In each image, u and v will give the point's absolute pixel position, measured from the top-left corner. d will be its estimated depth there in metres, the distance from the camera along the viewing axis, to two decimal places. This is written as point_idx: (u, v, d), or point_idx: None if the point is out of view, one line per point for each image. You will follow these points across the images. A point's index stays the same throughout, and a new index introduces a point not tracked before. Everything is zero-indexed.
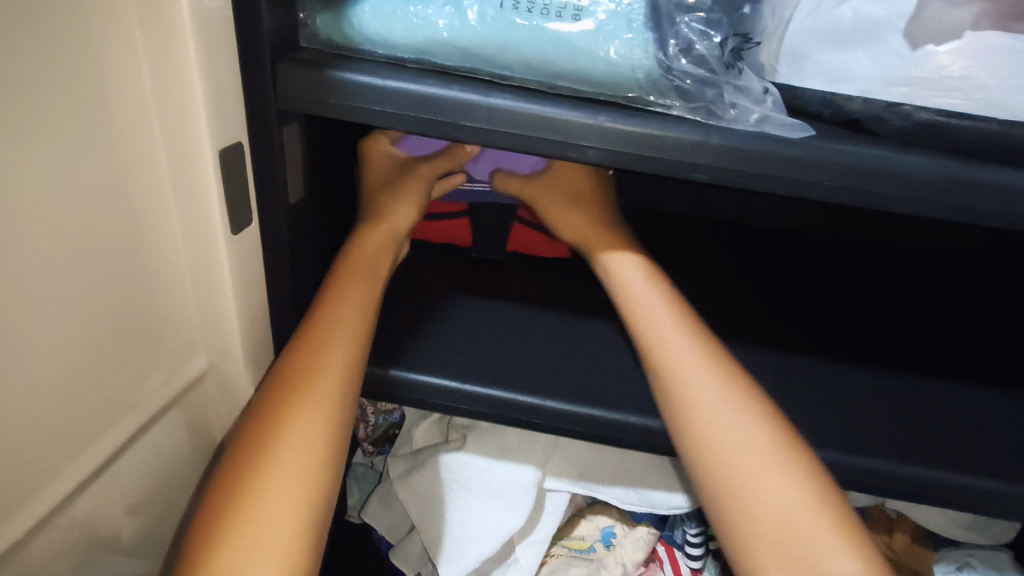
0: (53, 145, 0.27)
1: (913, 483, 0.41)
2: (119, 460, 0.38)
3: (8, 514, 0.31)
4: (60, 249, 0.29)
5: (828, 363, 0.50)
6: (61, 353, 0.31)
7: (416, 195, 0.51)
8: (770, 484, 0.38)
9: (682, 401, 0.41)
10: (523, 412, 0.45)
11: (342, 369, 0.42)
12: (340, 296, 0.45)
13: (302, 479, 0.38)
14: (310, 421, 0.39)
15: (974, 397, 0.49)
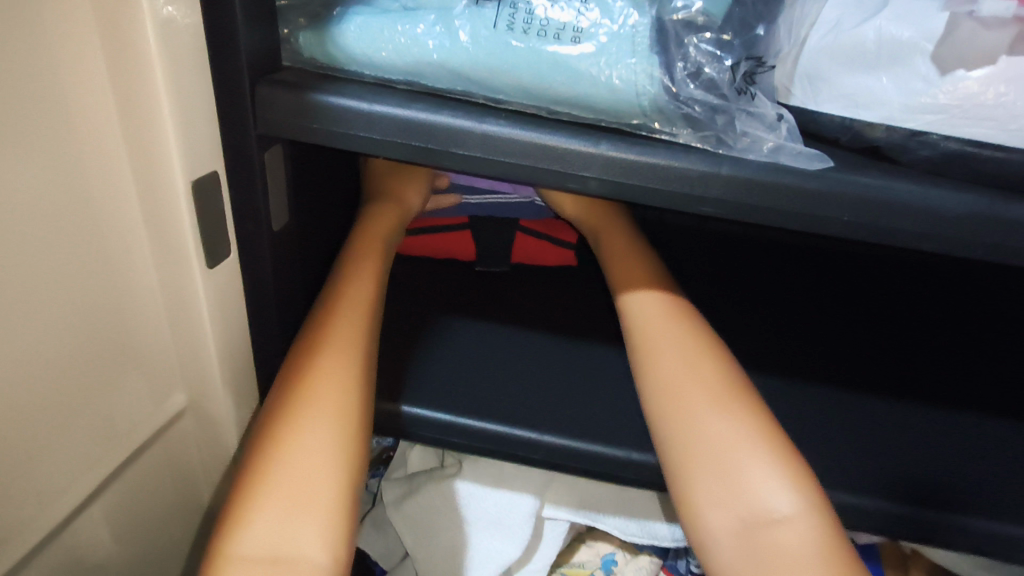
0: (14, 186, 0.25)
1: (928, 524, 0.40)
2: (92, 506, 0.36)
3: None
4: (23, 293, 0.27)
5: (843, 393, 0.48)
6: (25, 401, 0.29)
7: (423, 180, 0.54)
8: (718, 423, 0.38)
9: (644, 338, 0.42)
10: (518, 445, 0.43)
11: (360, 329, 0.41)
12: (353, 267, 0.44)
13: (338, 433, 0.37)
14: (336, 365, 0.39)
15: (990, 428, 0.46)
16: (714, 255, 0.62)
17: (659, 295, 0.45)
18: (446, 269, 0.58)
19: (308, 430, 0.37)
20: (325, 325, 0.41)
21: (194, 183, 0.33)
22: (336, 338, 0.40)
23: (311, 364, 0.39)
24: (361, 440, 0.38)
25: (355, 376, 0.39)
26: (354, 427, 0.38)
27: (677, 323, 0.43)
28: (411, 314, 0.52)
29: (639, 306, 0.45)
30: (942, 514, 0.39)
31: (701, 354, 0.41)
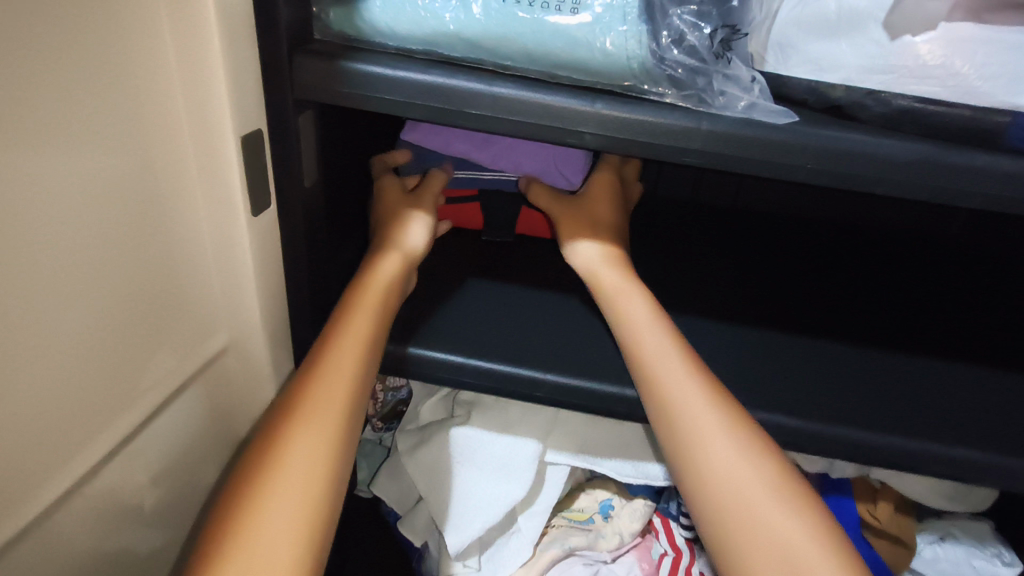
0: (94, 132, 0.30)
1: (891, 448, 0.44)
2: (148, 426, 0.40)
3: (52, 471, 0.33)
4: (96, 225, 0.31)
5: (820, 340, 0.53)
6: (97, 323, 0.33)
7: (427, 219, 0.53)
8: (762, 507, 0.38)
9: (672, 414, 0.42)
10: (525, 384, 0.48)
11: (340, 410, 0.41)
12: (342, 331, 0.44)
13: (294, 520, 0.37)
14: (307, 441, 0.39)
15: (953, 369, 0.51)
16: (702, 220, 0.70)
17: (682, 365, 0.44)
18: (456, 236, 0.63)
19: (274, 501, 0.37)
20: (304, 398, 0.41)
21: (242, 138, 0.38)
22: (312, 417, 0.40)
23: (287, 435, 0.39)
24: (321, 518, 0.38)
25: (324, 457, 0.39)
26: (312, 516, 0.37)
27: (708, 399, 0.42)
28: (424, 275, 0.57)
29: (659, 374, 0.44)
30: (906, 439, 0.44)
31: (734, 434, 0.41)
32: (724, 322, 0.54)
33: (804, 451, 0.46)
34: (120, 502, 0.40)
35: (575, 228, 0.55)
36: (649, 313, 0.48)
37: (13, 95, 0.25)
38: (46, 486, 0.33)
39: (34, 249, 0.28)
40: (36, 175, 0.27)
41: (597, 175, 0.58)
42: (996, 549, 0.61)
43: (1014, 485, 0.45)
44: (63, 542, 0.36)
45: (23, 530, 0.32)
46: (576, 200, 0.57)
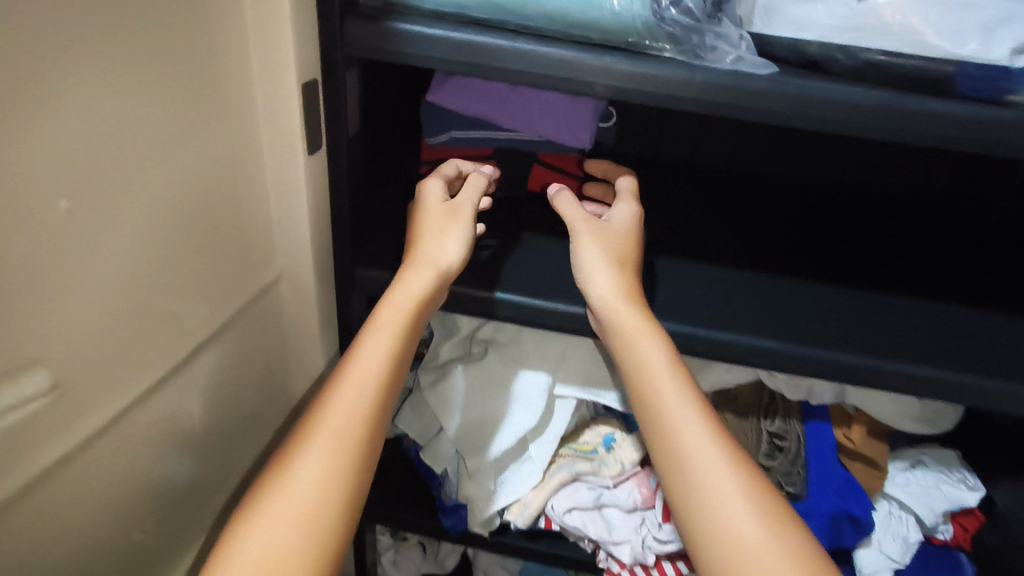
0: (178, 66, 0.36)
1: (857, 366, 0.52)
2: (216, 334, 0.47)
3: (143, 352, 0.40)
4: (175, 147, 0.37)
5: (797, 281, 0.60)
6: (175, 231, 0.39)
7: (462, 229, 0.51)
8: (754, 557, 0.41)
9: (679, 460, 0.46)
10: (541, 314, 0.55)
11: (355, 441, 0.43)
12: (362, 363, 0.46)
13: (303, 553, 0.39)
14: (319, 467, 0.41)
15: (911, 304, 0.59)
16: (699, 182, 0.77)
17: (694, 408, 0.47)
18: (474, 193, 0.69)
19: (281, 525, 0.39)
20: (321, 423, 0.43)
21: (303, 85, 0.43)
22: (325, 447, 0.42)
23: (301, 458, 0.42)
24: (324, 548, 0.39)
25: (337, 483, 0.41)
26: (325, 557, 0.39)
27: (717, 449, 0.46)
28: None
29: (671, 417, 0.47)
30: (871, 361, 0.52)
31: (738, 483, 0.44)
32: (712, 264, 0.62)
33: (778, 369, 0.54)
34: (193, 398, 0.47)
35: (605, 258, 0.53)
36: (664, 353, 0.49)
37: (123, 28, 0.32)
38: (138, 364, 0.40)
39: (137, 164, 0.35)
40: (134, 97, 0.33)
41: (636, 209, 0.57)
42: (961, 475, 0.68)
43: (962, 397, 0.52)
44: (152, 421, 0.43)
45: (127, 399, 0.40)
46: (609, 226, 0.55)
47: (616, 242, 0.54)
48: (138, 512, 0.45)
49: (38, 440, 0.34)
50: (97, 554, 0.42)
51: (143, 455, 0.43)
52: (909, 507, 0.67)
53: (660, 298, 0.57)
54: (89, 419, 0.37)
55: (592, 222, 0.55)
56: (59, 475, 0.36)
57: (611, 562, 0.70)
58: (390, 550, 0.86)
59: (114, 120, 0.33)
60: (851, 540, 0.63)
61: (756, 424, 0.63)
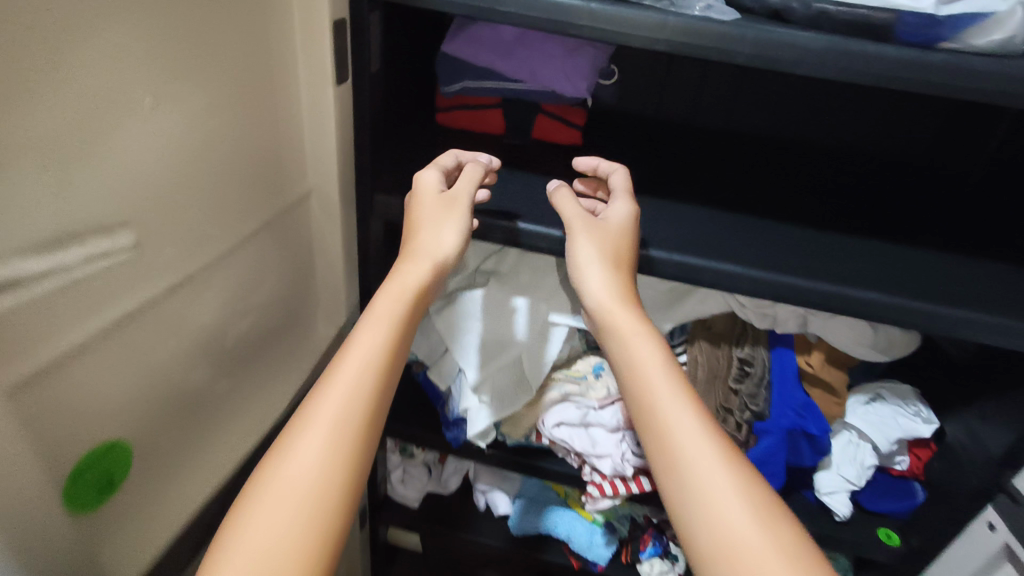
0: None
1: (810, 290, 0.60)
2: (258, 237, 0.55)
3: (207, 241, 0.48)
4: (228, 64, 0.45)
5: (768, 223, 0.68)
6: (227, 137, 0.47)
7: (462, 220, 0.55)
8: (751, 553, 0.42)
9: (673, 457, 0.47)
10: (532, 238, 0.63)
11: (357, 415, 0.45)
12: (362, 343, 0.48)
13: (304, 523, 0.40)
14: (318, 443, 0.43)
15: (867, 244, 0.66)
16: (693, 140, 0.83)
17: (686, 405, 0.49)
18: (483, 139, 0.77)
19: (282, 497, 0.41)
20: (319, 401, 0.45)
21: (333, 21, 0.51)
22: (324, 423, 0.44)
23: (299, 436, 0.43)
24: (325, 519, 0.41)
25: (338, 454, 0.43)
26: (323, 529, 0.41)
27: (709, 445, 0.47)
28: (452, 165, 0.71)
29: (665, 413, 0.49)
30: (824, 285, 0.60)
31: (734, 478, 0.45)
32: (693, 206, 0.69)
33: (741, 291, 0.62)
34: (247, 291, 0.56)
35: (598, 258, 0.56)
36: (657, 347, 0.52)
37: None
38: (205, 251, 0.48)
39: (200, 73, 0.43)
40: (198, 16, 0.41)
41: (632, 206, 0.59)
42: (916, 407, 0.74)
43: (901, 317, 0.59)
44: (218, 304, 0.52)
45: (195, 278, 0.48)
46: (603, 224, 0.58)
47: (610, 242, 0.57)
48: (211, 386, 0.54)
49: (145, 299, 0.42)
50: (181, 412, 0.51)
51: (211, 335, 0.52)
52: (866, 436, 0.74)
53: (646, 227, 0.65)
54: (173, 289, 0.45)
55: (587, 222, 0.58)
56: (156, 333, 0.44)
57: (594, 475, 0.77)
58: (399, 468, 0.96)
59: (184, 34, 0.40)
60: (805, 456, 0.70)
61: (728, 351, 0.70)
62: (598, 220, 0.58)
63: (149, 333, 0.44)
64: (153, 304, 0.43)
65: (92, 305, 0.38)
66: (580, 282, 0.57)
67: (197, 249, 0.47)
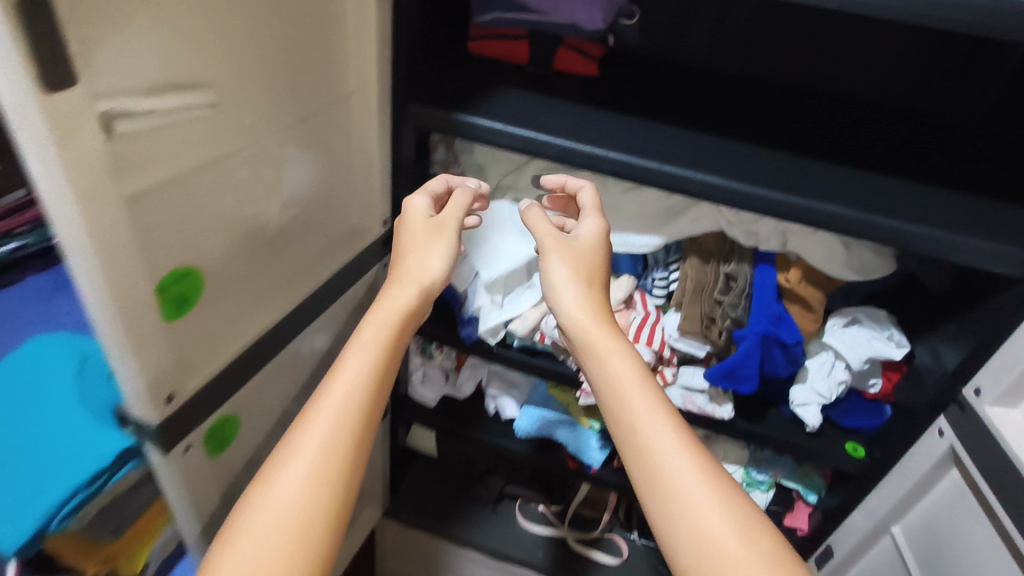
0: None
1: (783, 202, 0.67)
2: (305, 126, 0.65)
3: (264, 119, 0.58)
4: None
5: (758, 148, 0.74)
6: (285, 32, 0.57)
7: (448, 241, 0.66)
8: (724, 547, 0.51)
9: (649, 461, 0.56)
10: (541, 146, 0.71)
11: (360, 409, 0.56)
12: (357, 351, 0.59)
13: (323, 496, 0.52)
14: (327, 432, 0.54)
15: (848, 171, 0.72)
16: (708, 80, 0.89)
17: (663, 417, 0.57)
18: (510, 67, 0.85)
19: (299, 478, 0.52)
20: (322, 400, 0.56)
21: None
22: (331, 417, 0.55)
23: (308, 428, 0.54)
24: (339, 493, 0.53)
25: (347, 439, 0.54)
26: (337, 501, 0.52)
27: (685, 453, 0.56)
28: (479, 84, 0.79)
29: (642, 424, 0.57)
30: (796, 199, 0.67)
31: (711, 485, 0.54)
32: (692, 131, 0.76)
33: (723, 203, 0.70)
34: (296, 171, 0.67)
35: (574, 279, 0.65)
36: (630, 364, 0.61)
37: None
38: (262, 126, 0.58)
39: None
40: None
41: (601, 223, 0.70)
42: (890, 332, 0.80)
43: (864, 231, 0.66)
44: (270, 177, 0.62)
45: (253, 150, 0.58)
46: (577, 242, 0.68)
47: (582, 265, 0.66)
48: (259, 247, 0.65)
49: (215, 156, 0.53)
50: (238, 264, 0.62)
51: (263, 201, 0.62)
52: (841, 355, 0.80)
53: (646, 144, 0.73)
54: (235, 153, 0.55)
55: (564, 242, 0.68)
56: (221, 185, 0.55)
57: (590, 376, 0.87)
58: (420, 370, 1.06)
59: None
60: (778, 364, 0.78)
61: (715, 267, 0.80)
62: (572, 240, 0.68)
63: (216, 186, 0.54)
64: (220, 160, 0.54)
65: (178, 150, 0.48)
66: (556, 304, 0.65)
67: (259, 122, 0.57)
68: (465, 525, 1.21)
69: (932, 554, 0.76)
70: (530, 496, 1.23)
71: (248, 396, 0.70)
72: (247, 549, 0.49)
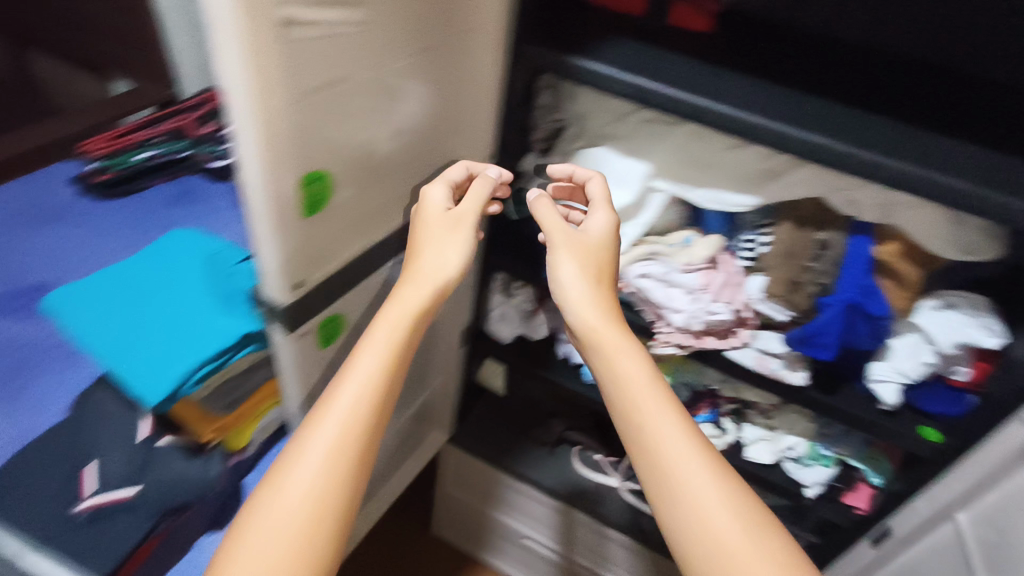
0: None
1: (888, 169, 0.66)
2: (427, 53, 0.70)
3: (396, 40, 0.62)
4: None
5: (871, 115, 0.73)
6: None
7: (469, 234, 0.71)
8: (728, 539, 0.55)
9: (653, 454, 0.60)
10: (646, 93, 0.73)
11: (383, 380, 0.62)
12: (378, 329, 0.64)
13: (349, 454, 0.58)
14: (354, 400, 0.60)
15: (967, 147, 0.69)
16: (828, 46, 0.87)
17: (671, 415, 0.61)
18: (623, 17, 0.86)
19: (326, 438, 0.58)
20: (348, 372, 0.62)
21: None
22: (357, 387, 0.60)
23: (334, 397, 0.60)
24: (363, 455, 0.59)
25: (371, 406, 0.60)
26: (361, 458, 0.59)
27: (691, 449, 0.59)
28: (592, 30, 0.81)
29: (648, 420, 0.61)
30: (905, 167, 0.66)
31: (719, 480, 0.58)
32: (803, 92, 0.75)
33: (825, 165, 0.69)
34: (415, 96, 0.72)
35: (584, 278, 0.70)
36: (636, 362, 0.64)
37: None
38: (393, 47, 0.63)
39: None
40: None
41: (610, 217, 0.74)
42: (987, 322, 0.75)
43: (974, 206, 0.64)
44: (393, 99, 0.67)
45: (384, 67, 0.63)
46: (587, 236, 0.72)
47: (591, 264, 0.70)
48: (376, 163, 0.70)
49: (352, 67, 0.58)
50: (358, 176, 0.68)
51: (384, 121, 0.68)
52: (928, 338, 0.79)
53: (753, 100, 0.73)
54: (369, 69, 0.60)
55: (573, 237, 0.72)
56: (355, 97, 0.60)
57: (668, 330, 0.88)
58: (500, 308, 1.11)
59: None
60: (860, 337, 0.79)
61: (808, 233, 0.79)
62: (582, 235, 0.72)
63: (350, 97, 0.60)
64: (357, 74, 0.59)
65: (327, 55, 0.53)
66: (566, 301, 0.69)
67: (391, 45, 0.62)
68: (524, 461, 1.27)
69: (999, 547, 0.77)
70: (590, 445, 1.26)
71: (353, 301, 0.77)
72: (281, 501, 0.55)
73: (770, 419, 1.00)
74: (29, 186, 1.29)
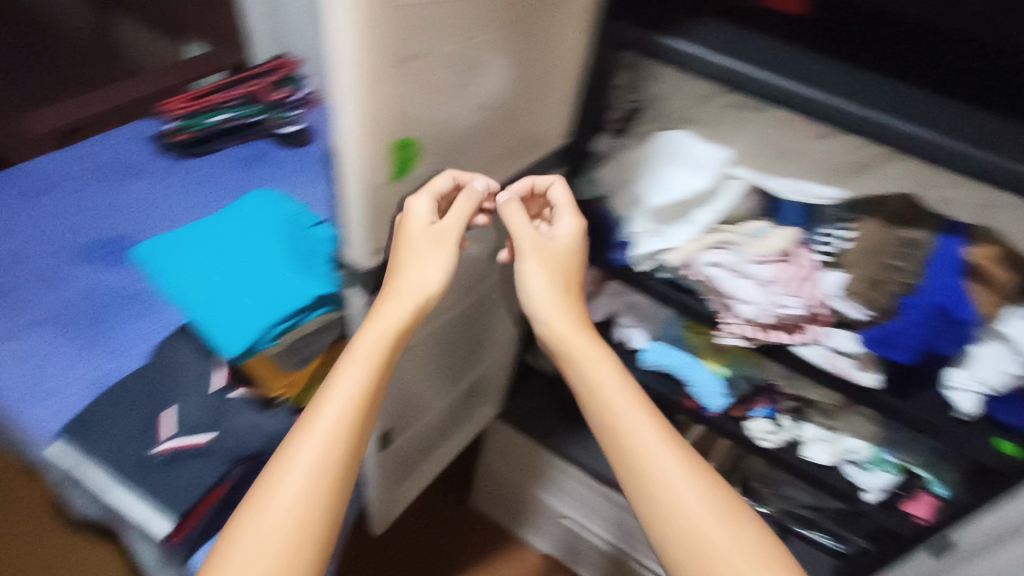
0: None
1: (991, 167, 0.63)
2: (513, 25, 0.69)
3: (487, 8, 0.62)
4: None
5: (975, 110, 0.69)
6: None
7: (452, 248, 0.68)
8: (708, 533, 0.62)
9: (631, 451, 0.67)
10: (737, 75, 0.71)
11: (366, 394, 0.62)
12: (358, 347, 0.64)
13: (331, 472, 0.58)
14: (335, 418, 0.60)
15: None
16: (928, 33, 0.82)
17: (644, 416, 0.69)
18: None
19: (307, 457, 0.57)
20: (330, 390, 0.62)
21: None
22: (338, 405, 0.60)
23: (315, 417, 0.60)
24: (341, 476, 0.58)
25: (352, 424, 0.60)
26: (344, 474, 0.59)
27: (665, 447, 0.67)
28: (680, 7, 0.79)
29: (627, 421, 0.68)
30: (1010, 165, 0.62)
31: (696, 477, 0.66)
32: (901, 82, 0.72)
33: (923, 159, 0.66)
34: (498, 68, 0.71)
35: (553, 290, 0.75)
36: (605, 364, 0.72)
37: None
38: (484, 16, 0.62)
39: None
40: None
41: (575, 224, 0.78)
42: None
43: None
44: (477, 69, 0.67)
45: (473, 37, 0.62)
46: (554, 245, 0.77)
47: (560, 275, 0.76)
48: (455, 134, 0.70)
49: (446, 35, 0.58)
50: (439, 145, 0.68)
51: (467, 92, 0.68)
52: (1016, 347, 0.75)
53: (849, 88, 0.70)
54: (460, 38, 0.60)
55: (542, 246, 0.76)
56: (445, 66, 0.60)
57: (733, 321, 0.86)
58: None
59: None
60: (942, 343, 0.77)
61: (894, 230, 0.76)
62: (552, 245, 0.77)
63: (441, 65, 0.60)
64: (449, 42, 0.59)
65: (425, 21, 0.54)
66: (533, 307, 0.75)
67: (481, 14, 0.62)
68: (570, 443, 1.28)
69: None
70: None
71: None
72: (264, 526, 0.54)
73: (832, 420, 1.00)
74: (111, 142, 1.34)
